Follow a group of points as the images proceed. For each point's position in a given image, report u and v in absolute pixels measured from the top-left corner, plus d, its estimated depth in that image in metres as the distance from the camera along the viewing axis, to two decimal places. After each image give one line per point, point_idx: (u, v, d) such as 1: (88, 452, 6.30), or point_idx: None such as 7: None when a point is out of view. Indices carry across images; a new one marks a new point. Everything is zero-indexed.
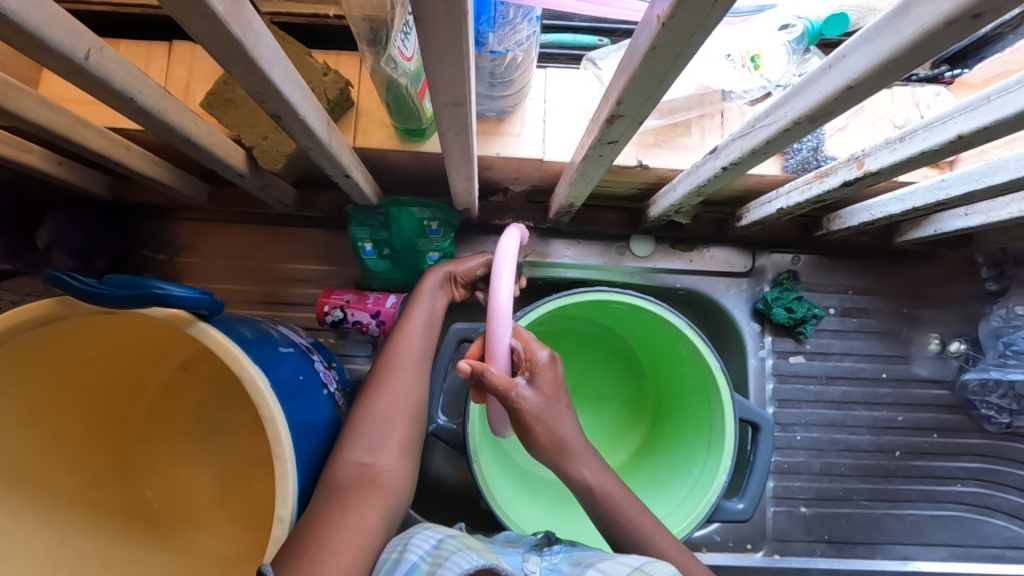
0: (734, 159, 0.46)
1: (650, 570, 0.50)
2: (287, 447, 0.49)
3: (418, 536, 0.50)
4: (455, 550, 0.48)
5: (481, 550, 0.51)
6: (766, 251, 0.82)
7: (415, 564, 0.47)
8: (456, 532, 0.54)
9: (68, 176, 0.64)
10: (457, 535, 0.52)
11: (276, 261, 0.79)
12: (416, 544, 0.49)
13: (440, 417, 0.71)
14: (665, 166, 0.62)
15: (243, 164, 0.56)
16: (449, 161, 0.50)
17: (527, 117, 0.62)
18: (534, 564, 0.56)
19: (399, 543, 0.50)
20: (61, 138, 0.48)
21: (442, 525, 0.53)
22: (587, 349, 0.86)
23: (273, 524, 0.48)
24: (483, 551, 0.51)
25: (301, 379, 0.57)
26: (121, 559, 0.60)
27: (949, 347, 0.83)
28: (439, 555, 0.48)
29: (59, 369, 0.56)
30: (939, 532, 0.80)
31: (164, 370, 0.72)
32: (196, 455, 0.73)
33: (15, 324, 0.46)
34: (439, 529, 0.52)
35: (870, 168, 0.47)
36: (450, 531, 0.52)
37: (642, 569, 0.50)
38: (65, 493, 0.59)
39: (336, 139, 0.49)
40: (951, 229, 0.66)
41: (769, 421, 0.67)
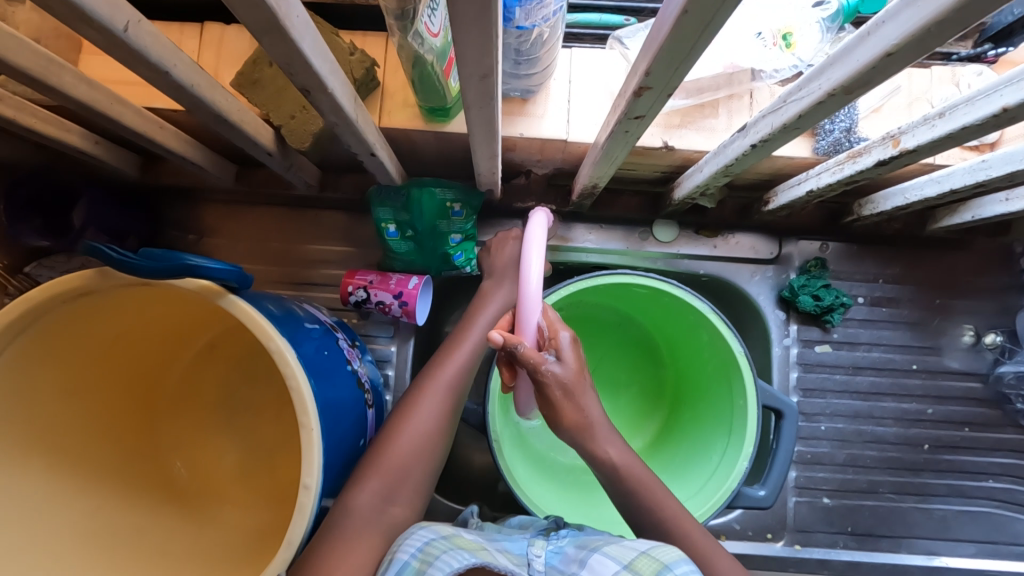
0: (764, 136, 0.45)
1: (658, 553, 0.51)
2: (312, 417, 0.49)
3: (413, 535, 0.52)
4: (443, 550, 0.50)
5: (475, 546, 0.52)
6: (793, 238, 0.81)
7: (407, 564, 0.49)
8: (453, 528, 0.55)
9: (103, 156, 0.66)
10: (452, 533, 0.53)
11: (301, 243, 0.81)
12: (410, 543, 0.51)
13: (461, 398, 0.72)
14: (690, 147, 0.61)
15: (270, 142, 0.57)
16: (473, 138, 0.50)
17: (551, 97, 0.62)
18: (539, 547, 0.56)
19: (395, 544, 0.52)
20: (99, 114, 0.50)
21: (437, 523, 0.54)
22: (603, 336, 0.85)
23: (299, 492, 0.48)
24: (477, 547, 0.52)
25: (326, 356, 0.58)
26: (152, 529, 0.63)
27: (984, 339, 0.80)
28: (429, 553, 0.49)
29: (93, 343, 0.58)
30: (969, 528, 0.78)
31: (193, 348, 0.74)
32: (225, 431, 0.75)
33: (52, 295, 0.48)
34: (434, 526, 0.54)
35: (906, 146, 0.45)
36: (445, 529, 0.54)
37: (649, 553, 0.52)
38: (99, 463, 0.61)
39: (362, 116, 0.49)
40: (989, 214, 0.63)
41: (793, 409, 0.66)
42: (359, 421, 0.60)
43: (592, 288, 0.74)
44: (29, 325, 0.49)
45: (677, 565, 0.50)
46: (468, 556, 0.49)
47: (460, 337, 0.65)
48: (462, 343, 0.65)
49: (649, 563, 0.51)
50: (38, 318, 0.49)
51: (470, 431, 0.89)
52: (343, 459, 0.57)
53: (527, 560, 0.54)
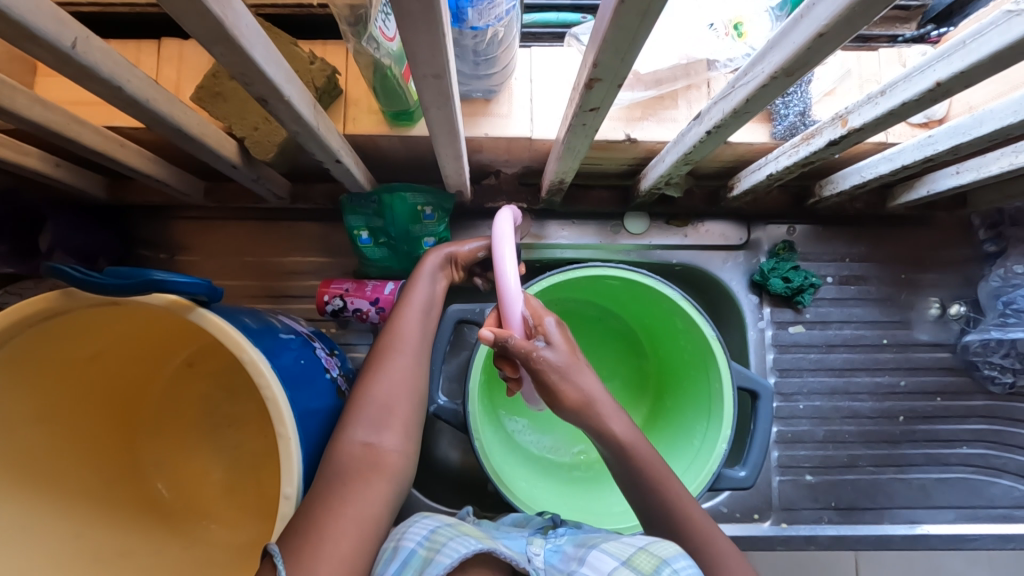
0: (717, 122, 0.46)
1: (657, 550, 0.52)
2: (289, 427, 0.50)
3: (416, 525, 0.53)
4: (450, 539, 0.51)
5: (479, 536, 0.54)
6: (761, 223, 0.83)
7: (413, 551, 0.50)
8: (457, 521, 0.57)
9: (66, 178, 0.65)
10: (456, 524, 0.55)
11: (275, 255, 0.80)
12: (413, 532, 0.52)
13: (441, 398, 0.70)
14: (651, 139, 0.63)
15: (235, 155, 0.57)
16: (435, 138, 0.51)
17: (514, 97, 0.63)
18: (538, 545, 0.56)
19: (400, 533, 0.53)
20: (57, 135, 0.49)
21: (442, 516, 0.56)
22: (584, 330, 0.86)
23: (280, 501, 0.49)
24: (481, 537, 0.54)
25: (303, 364, 0.58)
26: (137, 549, 0.62)
27: (949, 310, 0.83)
28: (435, 542, 0.50)
29: (69, 364, 0.58)
30: (947, 495, 0.80)
31: (170, 366, 0.74)
32: (204, 448, 0.75)
33: (17, 319, 0.48)
34: (439, 518, 0.55)
35: (853, 125, 0.47)
36: (450, 520, 0.55)
37: (648, 550, 0.52)
38: (79, 486, 0.61)
39: (324, 123, 0.50)
40: (943, 188, 0.66)
41: (768, 389, 0.67)
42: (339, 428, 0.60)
43: (567, 281, 0.74)
44: None
45: (675, 561, 0.50)
46: (475, 542, 0.50)
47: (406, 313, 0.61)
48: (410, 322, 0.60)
49: (648, 559, 0.51)
50: (5, 342, 0.49)
51: (457, 433, 0.89)
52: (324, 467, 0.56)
53: (527, 557, 0.55)
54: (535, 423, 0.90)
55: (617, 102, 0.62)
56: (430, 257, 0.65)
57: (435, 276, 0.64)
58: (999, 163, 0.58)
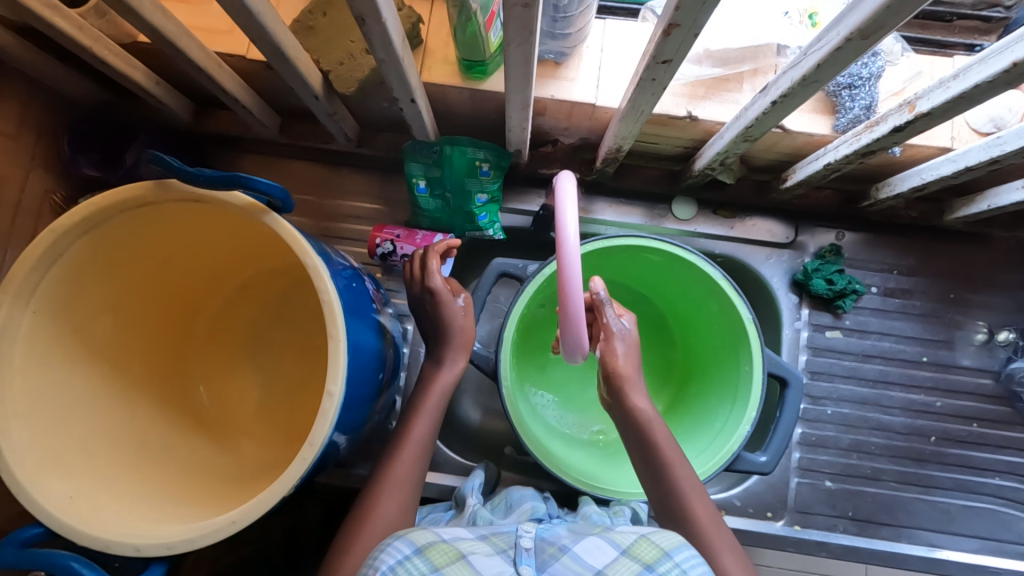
0: (784, 91, 0.47)
1: (659, 539, 0.50)
2: (340, 330, 0.52)
3: (388, 547, 0.47)
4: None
5: (451, 559, 0.47)
6: (810, 225, 0.82)
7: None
8: (428, 533, 0.50)
9: (161, 96, 0.71)
10: (426, 545, 0.48)
11: (334, 197, 0.85)
12: (385, 557, 0.47)
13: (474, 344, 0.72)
14: (712, 118, 0.64)
15: (319, 85, 0.62)
16: (508, 81, 0.53)
17: (583, 63, 0.65)
18: (529, 525, 0.54)
19: (369, 556, 0.48)
20: (169, 44, 0.55)
21: (413, 534, 0.49)
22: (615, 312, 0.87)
23: (323, 397, 0.50)
24: (451, 562, 0.47)
25: (352, 288, 0.62)
26: (177, 446, 0.66)
27: (997, 336, 0.81)
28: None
29: (144, 263, 0.62)
30: (973, 523, 0.78)
31: (226, 290, 0.77)
32: (245, 368, 0.79)
33: (110, 203, 0.52)
34: (410, 537, 0.49)
35: (921, 110, 0.47)
36: (420, 539, 0.49)
37: (649, 538, 0.50)
38: (133, 380, 0.65)
39: (408, 58, 0.54)
40: (1005, 202, 0.65)
41: (799, 379, 0.67)
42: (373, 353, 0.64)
43: (608, 253, 0.76)
44: (85, 233, 0.52)
45: (678, 552, 0.48)
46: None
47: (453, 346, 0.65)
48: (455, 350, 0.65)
49: (649, 549, 0.49)
50: (97, 226, 0.53)
51: (480, 394, 0.91)
52: (356, 385, 0.60)
53: (515, 541, 0.51)
54: (555, 398, 0.92)
55: (683, 79, 0.64)
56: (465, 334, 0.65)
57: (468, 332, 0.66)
58: None
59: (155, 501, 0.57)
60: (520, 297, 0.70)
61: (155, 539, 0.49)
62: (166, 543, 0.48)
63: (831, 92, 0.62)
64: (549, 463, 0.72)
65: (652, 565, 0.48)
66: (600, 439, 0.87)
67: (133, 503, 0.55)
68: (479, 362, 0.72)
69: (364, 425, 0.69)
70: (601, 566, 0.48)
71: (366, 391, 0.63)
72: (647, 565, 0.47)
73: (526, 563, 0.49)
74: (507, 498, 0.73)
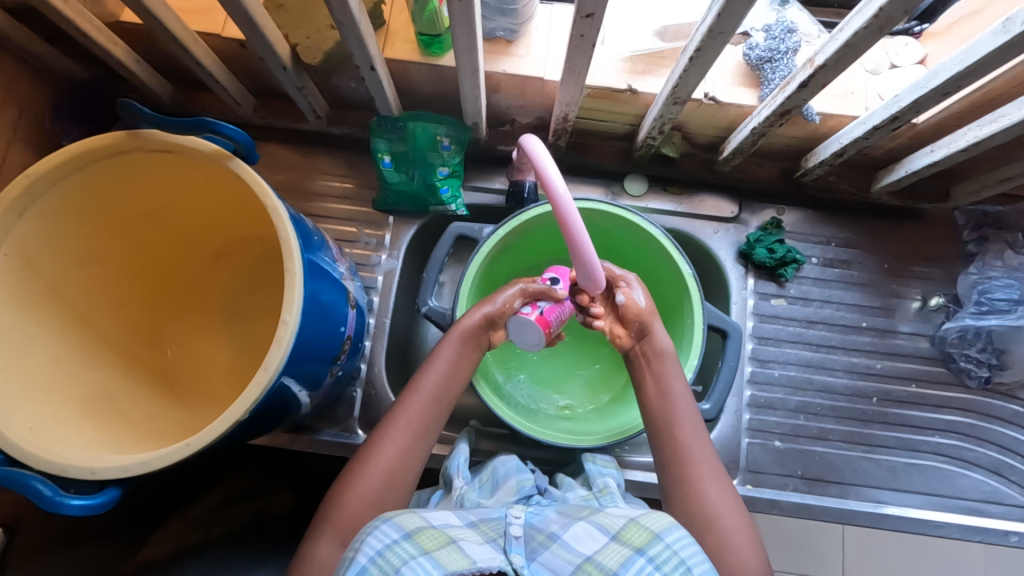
0: (698, 45, 0.54)
1: (647, 522, 0.52)
2: (297, 264, 0.56)
3: (375, 533, 0.50)
4: (406, 559, 0.48)
5: (441, 544, 0.51)
6: (754, 201, 0.88)
7: (365, 569, 0.48)
8: (418, 517, 0.53)
9: (142, 74, 0.76)
10: (415, 529, 0.51)
11: (307, 177, 0.89)
12: (371, 543, 0.49)
13: (432, 300, 0.75)
14: (651, 90, 0.70)
15: (287, 57, 0.67)
16: (457, 44, 0.58)
17: (532, 41, 0.71)
18: (518, 509, 0.56)
19: (356, 541, 0.50)
20: (146, 10, 0.59)
21: (402, 518, 0.52)
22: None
23: (279, 324, 0.54)
24: (441, 546, 0.50)
25: (313, 241, 0.66)
26: (144, 401, 0.68)
27: (930, 302, 0.86)
28: (389, 561, 0.48)
29: (117, 219, 0.65)
30: (916, 480, 0.81)
31: (200, 256, 0.80)
32: (219, 334, 0.81)
33: (88, 150, 0.55)
34: (398, 521, 0.52)
35: (818, 62, 0.54)
36: (410, 524, 0.52)
37: (638, 522, 0.52)
38: (102, 336, 0.67)
39: (366, 24, 0.59)
40: (919, 166, 0.72)
41: (738, 329, 0.72)
42: (336, 301, 0.68)
43: (559, 220, 0.79)
44: (63, 177, 0.56)
45: (667, 533, 0.51)
46: (435, 564, 0.48)
47: (448, 344, 0.67)
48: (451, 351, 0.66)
49: (638, 532, 0.51)
50: (73, 172, 0.56)
51: None
52: (318, 328, 0.63)
53: (504, 528, 0.54)
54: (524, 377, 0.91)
55: (623, 55, 0.70)
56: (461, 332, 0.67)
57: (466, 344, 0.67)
58: (966, 136, 0.64)
59: (116, 445, 0.58)
60: (478, 254, 0.74)
61: (110, 463, 0.50)
62: (122, 466, 0.50)
63: (755, 66, 0.69)
64: (504, 414, 0.75)
65: (642, 547, 0.50)
66: (568, 412, 0.87)
67: (94, 443, 0.56)
68: (436, 319, 0.75)
69: (325, 381, 0.71)
70: (592, 552, 0.51)
71: (326, 345, 0.66)
72: (636, 548, 0.50)
73: (516, 551, 0.51)
74: (494, 473, 0.69)
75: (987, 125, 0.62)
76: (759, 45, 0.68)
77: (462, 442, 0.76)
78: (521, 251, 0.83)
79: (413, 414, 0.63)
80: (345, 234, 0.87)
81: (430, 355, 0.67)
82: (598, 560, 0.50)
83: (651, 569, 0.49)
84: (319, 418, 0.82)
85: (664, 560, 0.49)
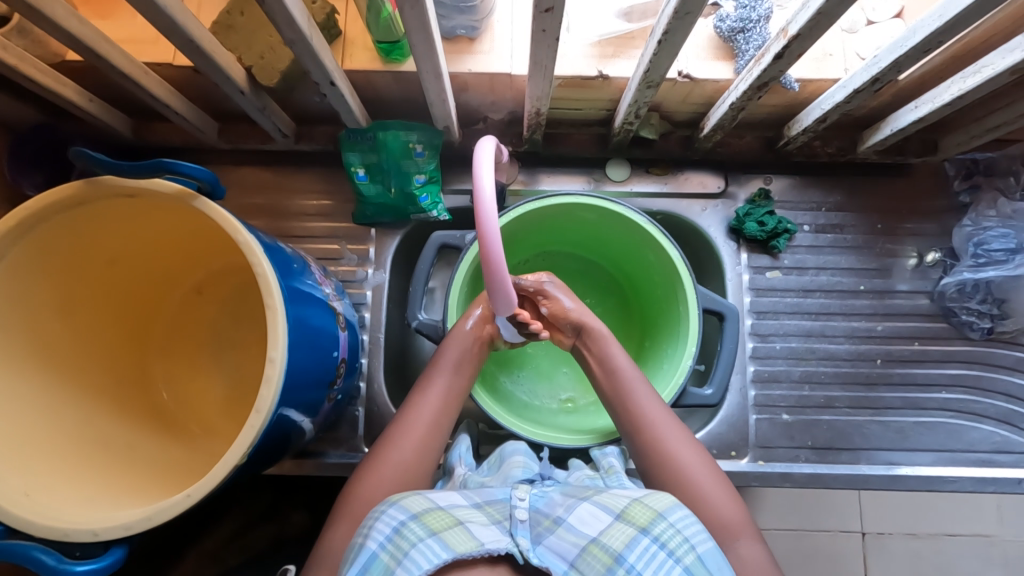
0: (665, 28, 0.52)
1: (651, 502, 0.51)
2: (277, 299, 0.55)
3: (383, 517, 0.49)
4: (415, 541, 0.47)
5: (448, 524, 0.49)
6: (740, 173, 0.86)
7: (375, 555, 0.46)
8: (424, 500, 0.52)
9: (97, 111, 0.73)
10: (422, 511, 0.50)
11: (282, 197, 0.86)
12: (380, 527, 0.48)
13: (422, 314, 0.75)
14: (622, 74, 0.68)
15: (243, 80, 0.65)
16: (416, 50, 0.56)
17: (495, 36, 0.68)
18: (523, 491, 0.54)
19: (363, 527, 0.49)
20: (88, 50, 0.56)
21: (408, 501, 0.51)
22: (568, 282, 0.89)
23: (266, 364, 0.53)
24: (449, 527, 0.49)
25: (294, 267, 0.64)
26: (142, 445, 0.67)
27: (926, 258, 0.85)
28: (399, 545, 0.46)
29: (89, 268, 0.64)
30: (925, 438, 0.81)
31: (179, 292, 0.79)
32: (208, 369, 0.80)
33: (45, 204, 0.53)
34: (404, 504, 0.51)
35: (792, 33, 0.52)
36: (416, 506, 0.50)
37: (643, 501, 0.51)
38: (91, 387, 0.66)
39: (319, 39, 0.56)
40: (904, 124, 0.70)
41: (734, 310, 0.71)
42: (326, 326, 0.66)
43: (541, 217, 0.78)
44: (26, 235, 0.54)
45: (671, 513, 0.50)
46: (443, 546, 0.46)
47: (434, 377, 0.66)
48: (437, 386, 0.66)
49: (643, 511, 0.50)
50: (34, 229, 0.54)
51: None
52: (309, 358, 0.62)
53: (510, 511, 0.52)
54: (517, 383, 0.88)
55: (590, 40, 0.68)
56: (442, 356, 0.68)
57: (455, 370, 0.67)
58: (950, 90, 0.62)
59: (113, 494, 0.57)
60: (464, 261, 0.72)
61: (112, 522, 0.49)
62: (124, 523, 0.49)
63: (728, 37, 0.66)
64: (507, 421, 0.73)
65: (647, 527, 0.49)
66: (571, 405, 0.86)
67: (94, 497, 0.55)
68: (425, 329, 0.74)
69: (324, 407, 0.70)
70: (597, 533, 0.50)
71: (320, 372, 0.65)
72: (642, 528, 0.49)
73: (522, 534, 0.50)
74: (501, 454, 0.68)
75: (970, 77, 0.60)
76: (730, 15, 0.65)
77: (461, 433, 0.75)
78: (508, 250, 0.82)
79: (414, 438, 0.62)
80: (328, 252, 0.85)
81: (420, 384, 0.67)
82: (603, 542, 0.49)
83: (657, 549, 0.47)
84: (323, 441, 0.81)
85: (671, 539, 0.48)
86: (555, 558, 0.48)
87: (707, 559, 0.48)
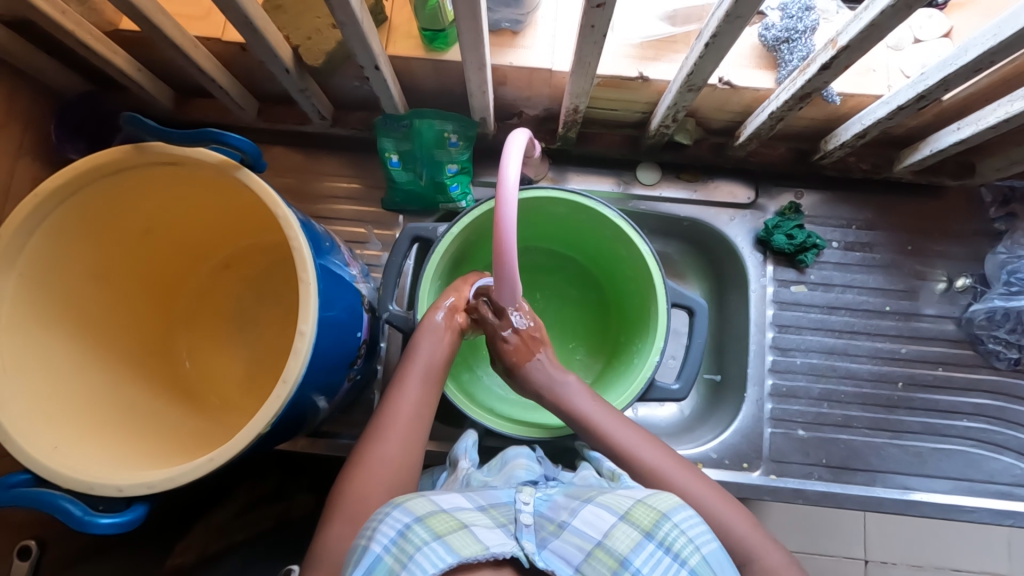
0: (714, 30, 0.52)
1: (654, 502, 0.51)
2: (310, 273, 0.56)
3: (388, 518, 0.49)
4: (420, 544, 0.47)
5: (452, 528, 0.49)
6: (770, 186, 0.85)
7: (379, 558, 0.46)
8: (427, 501, 0.52)
9: (143, 82, 0.75)
10: (426, 514, 0.50)
11: (313, 179, 0.88)
12: (385, 529, 0.48)
13: (392, 305, 0.75)
14: (664, 77, 0.68)
15: (289, 59, 0.66)
16: (462, 40, 0.57)
17: (538, 31, 0.69)
18: (527, 495, 0.54)
19: (368, 529, 0.49)
20: (145, 20, 0.57)
21: (412, 503, 0.51)
22: (546, 277, 0.89)
23: (296, 336, 0.54)
24: (453, 530, 0.49)
25: (325, 246, 0.66)
26: (163, 412, 0.68)
27: (956, 283, 0.84)
28: (404, 548, 0.46)
29: (124, 236, 0.65)
30: (944, 465, 0.79)
31: (207, 266, 0.80)
32: (228, 343, 0.81)
33: (90, 167, 0.54)
34: (409, 506, 0.50)
35: (841, 44, 0.52)
36: (420, 509, 0.50)
37: (646, 502, 0.51)
38: (117, 351, 0.67)
39: (367, 23, 0.57)
40: (944, 145, 0.69)
41: (703, 306, 0.72)
42: (352, 307, 0.68)
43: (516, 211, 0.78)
44: (69, 196, 0.55)
45: (675, 513, 0.50)
46: (448, 550, 0.46)
47: (409, 382, 0.65)
48: (413, 391, 0.65)
49: (646, 513, 0.50)
50: (78, 191, 0.55)
51: None
52: (332, 339, 0.63)
53: (514, 514, 0.52)
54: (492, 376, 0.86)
55: (633, 41, 0.68)
56: (413, 356, 0.67)
57: (424, 375, 0.66)
58: (996, 112, 0.61)
59: (137, 456, 0.58)
60: (435, 252, 0.71)
61: (135, 480, 0.50)
62: (146, 482, 0.50)
63: (771, 47, 0.66)
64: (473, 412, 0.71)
65: (651, 531, 0.49)
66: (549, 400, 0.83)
67: (117, 457, 0.56)
68: (394, 321, 0.75)
69: (341, 388, 0.70)
70: (602, 535, 0.49)
71: (341, 352, 0.65)
72: (646, 532, 0.49)
73: (527, 538, 0.50)
74: (502, 457, 0.67)
75: (1017, 101, 0.59)
76: (775, 24, 0.65)
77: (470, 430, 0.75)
78: (484, 245, 0.82)
79: (406, 430, 0.62)
80: (355, 235, 0.86)
81: (389, 392, 0.66)
82: (608, 545, 0.48)
83: (662, 555, 0.47)
84: (338, 422, 0.83)
85: (676, 541, 0.48)
86: (562, 563, 0.48)
87: (711, 558, 0.48)
